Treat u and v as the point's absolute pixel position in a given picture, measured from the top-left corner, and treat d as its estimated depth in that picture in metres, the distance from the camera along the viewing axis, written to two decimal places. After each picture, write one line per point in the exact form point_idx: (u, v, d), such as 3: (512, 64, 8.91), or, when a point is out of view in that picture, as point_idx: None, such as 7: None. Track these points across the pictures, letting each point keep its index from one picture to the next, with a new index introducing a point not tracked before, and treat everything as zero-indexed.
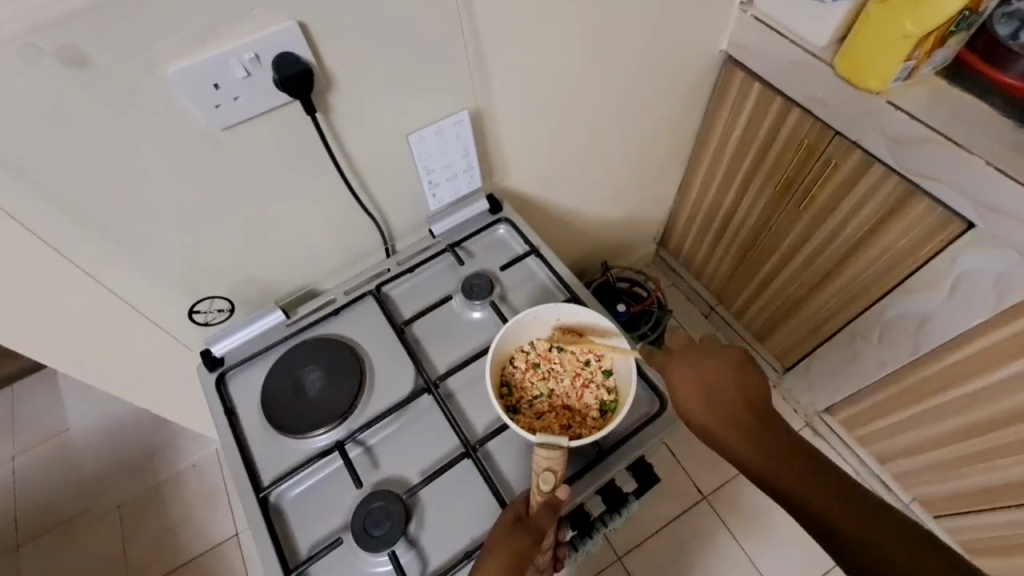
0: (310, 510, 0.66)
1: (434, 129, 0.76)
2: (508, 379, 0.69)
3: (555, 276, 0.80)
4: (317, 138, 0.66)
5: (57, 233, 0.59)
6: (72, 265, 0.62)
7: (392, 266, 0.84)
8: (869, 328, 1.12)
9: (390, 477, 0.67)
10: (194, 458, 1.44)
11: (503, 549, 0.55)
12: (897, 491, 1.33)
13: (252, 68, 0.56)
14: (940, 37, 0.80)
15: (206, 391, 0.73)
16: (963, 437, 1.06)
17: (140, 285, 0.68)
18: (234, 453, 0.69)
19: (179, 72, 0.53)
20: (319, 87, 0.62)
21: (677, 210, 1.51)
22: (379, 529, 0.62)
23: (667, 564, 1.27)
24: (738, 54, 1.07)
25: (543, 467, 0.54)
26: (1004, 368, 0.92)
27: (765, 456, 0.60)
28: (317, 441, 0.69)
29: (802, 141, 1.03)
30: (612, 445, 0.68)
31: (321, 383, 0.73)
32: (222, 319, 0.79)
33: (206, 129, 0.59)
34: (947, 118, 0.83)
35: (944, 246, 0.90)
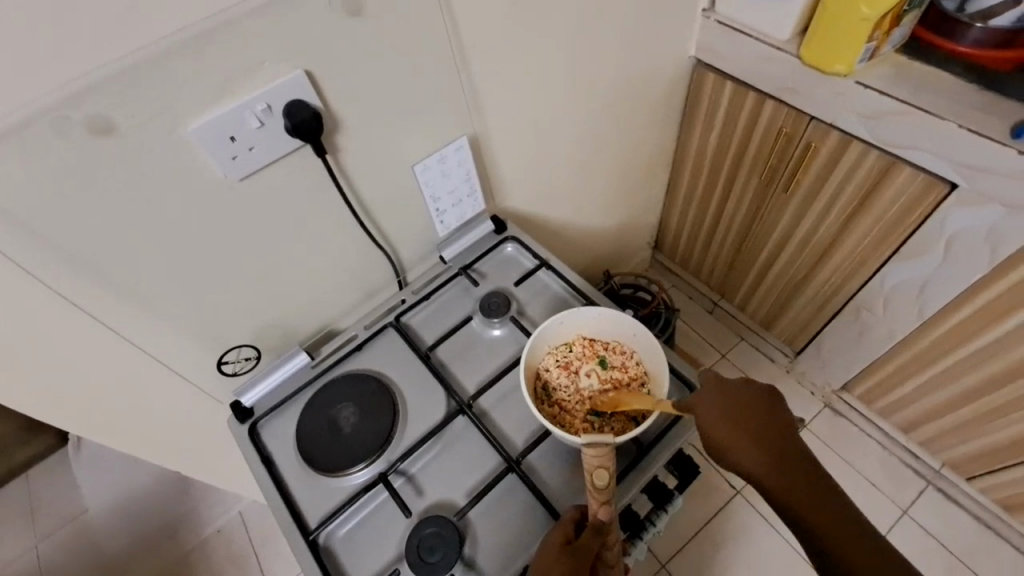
0: (360, 547, 0.65)
1: (436, 158, 0.78)
2: (540, 383, 0.69)
3: (568, 284, 0.82)
4: (329, 178, 0.69)
5: (90, 299, 0.60)
6: (103, 327, 0.63)
7: (408, 296, 0.86)
8: (873, 299, 1.15)
9: (438, 502, 0.67)
10: (218, 523, 1.41)
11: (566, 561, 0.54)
12: (927, 459, 1.34)
13: (265, 117, 0.58)
14: (895, 17, 0.85)
15: (241, 444, 0.73)
16: (983, 393, 1.07)
17: (169, 342, 0.69)
18: (278, 498, 0.68)
19: (196, 129, 0.55)
20: (327, 130, 0.65)
21: (667, 212, 1.55)
22: (434, 555, 0.61)
23: (711, 565, 1.25)
24: (707, 58, 1.13)
25: (595, 465, 0.54)
26: (1011, 319, 0.94)
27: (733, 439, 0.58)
28: (357, 477, 0.69)
29: (780, 129, 1.08)
30: (651, 439, 0.68)
31: (356, 419, 0.73)
32: (249, 368, 0.79)
33: (224, 181, 0.61)
34: (914, 88, 0.88)
35: (932, 209, 0.94)
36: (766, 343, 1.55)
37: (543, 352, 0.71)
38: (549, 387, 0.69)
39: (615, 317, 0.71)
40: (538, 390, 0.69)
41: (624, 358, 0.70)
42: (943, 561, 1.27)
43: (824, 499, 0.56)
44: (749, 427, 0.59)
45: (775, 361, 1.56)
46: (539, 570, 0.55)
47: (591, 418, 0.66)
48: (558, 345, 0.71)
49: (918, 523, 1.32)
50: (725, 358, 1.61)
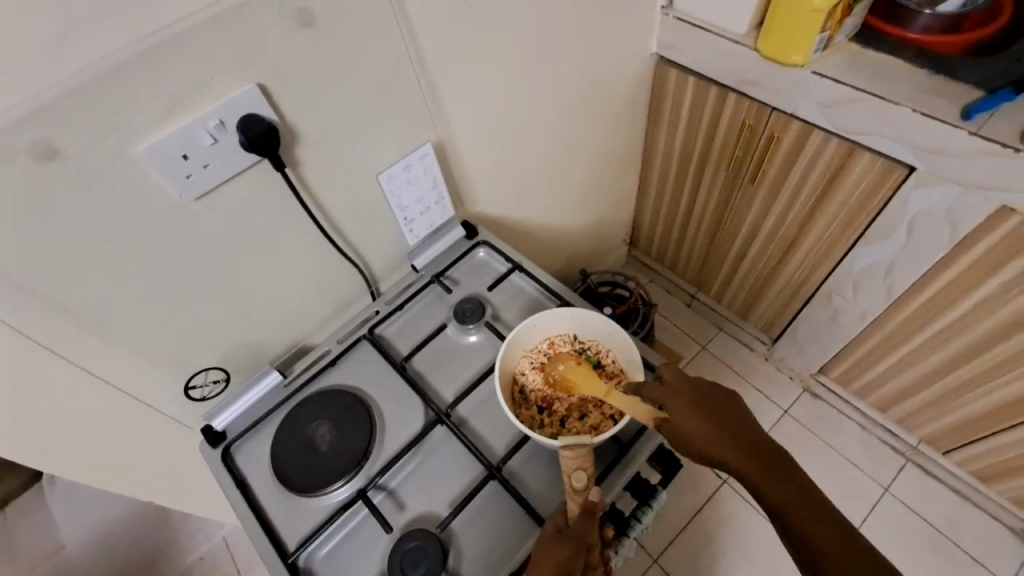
0: (342, 567, 0.64)
1: (401, 166, 0.77)
2: (518, 387, 0.69)
3: (541, 286, 0.82)
4: (291, 192, 0.67)
5: (46, 331, 0.57)
6: (63, 359, 0.60)
7: (381, 307, 0.84)
8: (843, 283, 1.17)
9: (419, 515, 0.66)
10: (202, 550, 1.38)
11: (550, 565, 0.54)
12: (903, 436, 1.37)
13: (218, 133, 0.57)
14: (845, 7, 0.87)
15: (215, 470, 0.71)
16: (954, 368, 1.10)
17: (133, 370, 0.66)
18: (254, 523, 0.66)
19: (146, 149, 0.53)
20: (285, 144, 0.63)
21: (640, 208, 1.56)
22: (417, 570, 0.60)
23: (703, 556, 1.26)
24: (668, 54, 1.14)
25: (572, 467, 0.55)
26: (975, 294, 0.97)
27: (701, 427, 0.59)
28: (336, 495, 0.68)
29: (744, 121, 1.10)
30: (631, 437, 0.68)
31: (332, 435, 0.71)
32: (218, 390, 0.76)
33: (181, 201, 0.59)
34: (869, 76, 0.90)
35: (894, 192, 0.96)
36: (744, 332, 1.57)
37: (519, 356, 0.70)
38: (528, 390, 0.68)
39: (590, 315, 0.70)
40: (517, 393, 0.68)
41: (602, 355, 0.70)
42: (925, 534, 1.30)
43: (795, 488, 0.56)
44: (715, 415, 0.60)
45: (754, 350, 1.58)
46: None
47: (571, 417, 0.66)
48: (536, 346, 0.71)
49: (899, 499, 1.35)
50: (704, 349, 1.62)
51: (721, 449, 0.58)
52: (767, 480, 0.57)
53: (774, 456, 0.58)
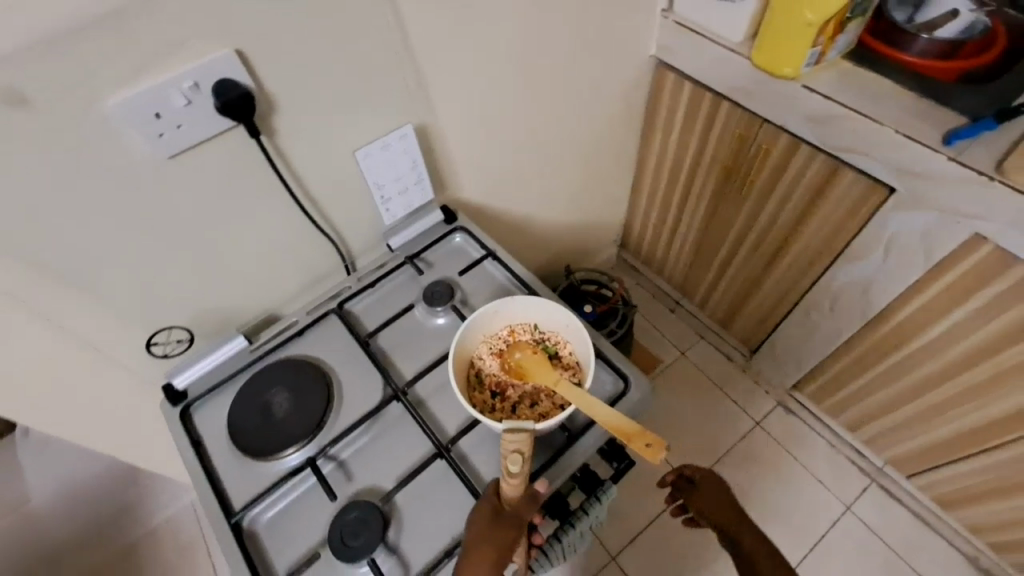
0: (286, 531, 0.65)
1: (379, 144, 0.78)
2: (473, 371, 0.70)
3: (512, 275, 0.83)
4: (266, 160, 0.68)
5: (10, 276, 0.58)
6: (26, 305, 0.62)
7: (353, 283, 0.85)
8: (821, 300, 1.18)
9: (366, 487, 0.67)
10: (169, 511, 1.43)
11: (492, 542, 0.56)
12: (870, 457, 1.38)
13: (193, 95, 0.58)
14: (839, 23, 0.87)
15: (172, 427, 0.72)
16: (922, 392, 1.11)
17: (97, 322, 0.68)
18: (204, 482, 0.67)
19: (118, 104, 0.54)
20: (262, 112, 0.64)
21: (632, 210, 1.57)
22: (357, 539, 0.61)
23: (660, 558, 1.28)
24: (666, 57, 1.14)
25: (511, 449, 0.54)
26: (946, 320, 0.98)
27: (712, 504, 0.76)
28: (287, 461, 0.69)
29: (735, 130, 1.10)
30: (580, 428, 0.69)
31: (289, 403, 0.72)
32: (182, 350, 0.77)
33: (152, 159, 0.59)
34: (857, 94, 0.90)
35: (874, 212, 0.96)
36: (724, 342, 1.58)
37: (478, 341, 0.71)
38: (484, 374, 0.69)
39: (551, 305, 0.71)
40: (473, 377, 0.69)
41: (560, 346, 0.71)
42: (882, 555, 1.32)
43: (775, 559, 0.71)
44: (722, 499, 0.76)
45: (732, 360, 1.59)
46: (471, 549, 0.56)
47: (522, 403, 0.67)
48: (496, 333, 0.72)
49: (861, 518, 1.37)
50: (684, 355, 1.63)
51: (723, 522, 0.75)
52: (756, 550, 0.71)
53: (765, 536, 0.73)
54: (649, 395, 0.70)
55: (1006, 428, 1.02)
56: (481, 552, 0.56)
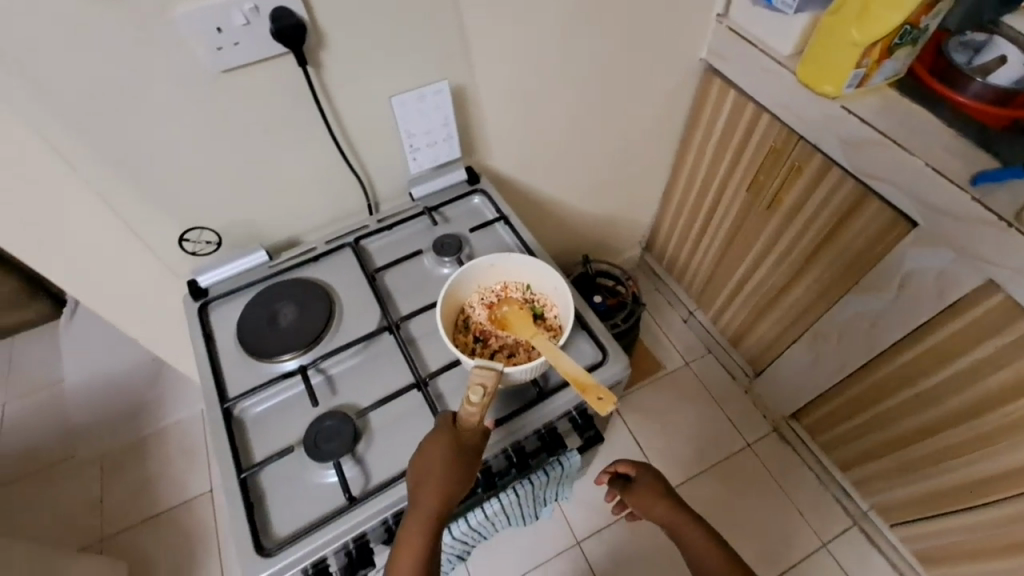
0: (269, 425, 0.71)
1: (415, 95, 0.82)
2: (462, 317, 0.74)
3: (519, 240, 0.87)
4: (309, 91, 0.74)
5: (74, 153, 0.67)
6: (84, 181, 0.70)
7: (373, 223, 0.91)
8: (829, 328, 1.17)
9: (346, 402, 0.73)
10: (179, 416, 1.51)
11: (449, 471, 0.61)
12: (857, 499, 1.35)
13: (252, 17, 0.64)
14: (886, 47, 0.86)
15: (190, 318, 0.80)
16: (916, 439, 1.09)
17: (141, 210, 0.76)
18: (207, 370, 0.75)
19: (186, 14, 0.61)
20: (312, 44, 0.70)
21: (661, 214, 1.57)
22: (328, 443, 0.67)
23: (623, 551, 1.30)
24: (715, 62, 1.14)
25: (476, 381, 0.58)
26: (950, 366, 0.96)
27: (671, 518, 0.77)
28: (282, 366, 0.75)
29: (771, 144, 1.10)
30: (552, 387, 0.73)
31: (294, 316, 0.79)
32: (210, 251, 0.85)
33: (209, 70, 0.66)
34: (895, 122, 0.89)
35: (894, 244, 0.95)
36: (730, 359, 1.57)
37: (472, 290, 0.76)
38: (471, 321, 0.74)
39: (545, 268, 0.75)
40: (461, 321, 0.74)
41: (547, 308, 0.75)
42: None
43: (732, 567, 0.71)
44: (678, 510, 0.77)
45: (736, 379, 1.59)
46: (428, 477, 0.61)
47: (501, 351, 0.71)
48: (490, 287, 0.77)
49: (835, 557, 1.35)
50: (688, 366, 1.64)
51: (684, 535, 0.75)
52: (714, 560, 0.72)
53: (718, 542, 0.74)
54: (624, 369, 0.72)
55: (995, 488, 1.00)
56: (439, 477, 0.60)
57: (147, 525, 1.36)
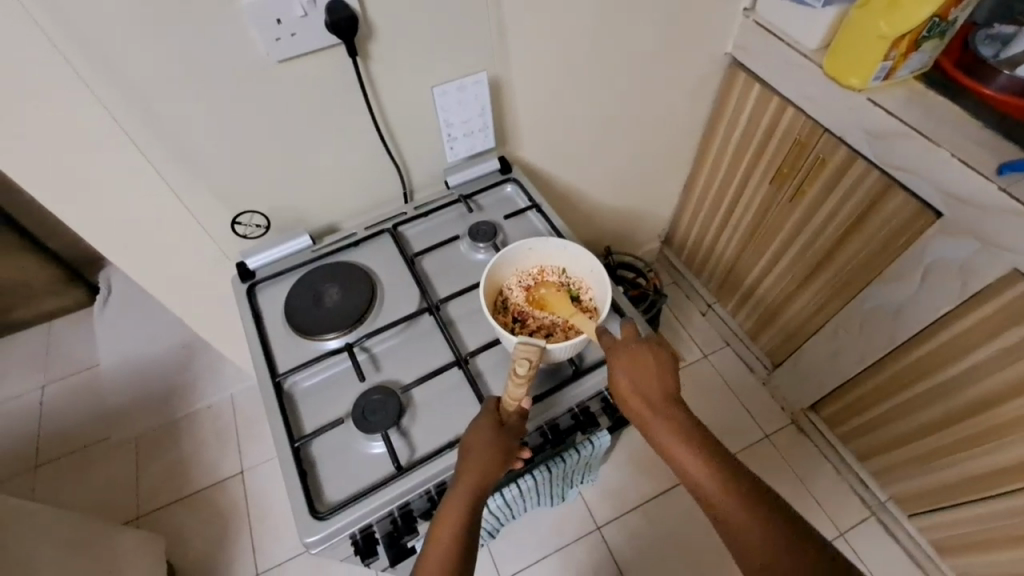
0: (317, 399, 0.75)
1: (455, 85, 0.86)
2: (501, 297, 0.78)
3: (552, 228, 0.90)
4: (357, 81, 0.78)
5: (141, 138, 0.71)
6: (149, 165, 0.74)
7: (409, 211, 0.95)
8: (851, 320, 1.18)
9: (390, 379, 0.76)
10: (210, 400, 1.56)
11: (494, 446, 0.64)
12: (875, 490, 1.37)
13: (309, 9, 0.67)
14: (914, 40, 0.88)
15: (239, 298, 0.84)
16: (935, 429, 1.11)
17: (197, 193, 0.80)
18: (258, 347, 0.79)
19: (251, 5, 0.65)
20: (361, 36, 0.74)
21: (682, 207, 1.59)
22: (375, 415, 0.70)
23: (643, 538, 1.33)
24: (740, 56, 1.16)
25: (521, 354, 0.61)
26: (973, 355, 0.97)
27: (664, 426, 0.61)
28: (327, 344, 0.79)
29: (795, 137, 1.12)
30: (588, 367, 0.76)
31: (338, 297, 0.83)
32: (258, 235, 0.89)
33: (267, 59, 0.70)
34: (922, 114, 0.91)
35: (918, 235, 0.97)
36: (749, 352, 1.59)
37: (510, 272, 0.79)
38: (511, 301, 0.77)
39: (581, 251, 0.78)
40: (501, 301, 0.77)
41: (582, 289, 0.78)
42: None
43: (739, 490, 0.56)
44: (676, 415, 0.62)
45: (754, 372, 1.61)
46: (474, 451, 0.63)
47: (539, 328, 0.74)
48: (528, 269, 0.80)
49: (852, 547, 1.36)
50: (706, 358, 1.66)
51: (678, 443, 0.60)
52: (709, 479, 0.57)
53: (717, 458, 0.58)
54: None
55: (1015, 477, 1.01)
56: (485, 455, 0.63)
57: (181, 504, 1.42)
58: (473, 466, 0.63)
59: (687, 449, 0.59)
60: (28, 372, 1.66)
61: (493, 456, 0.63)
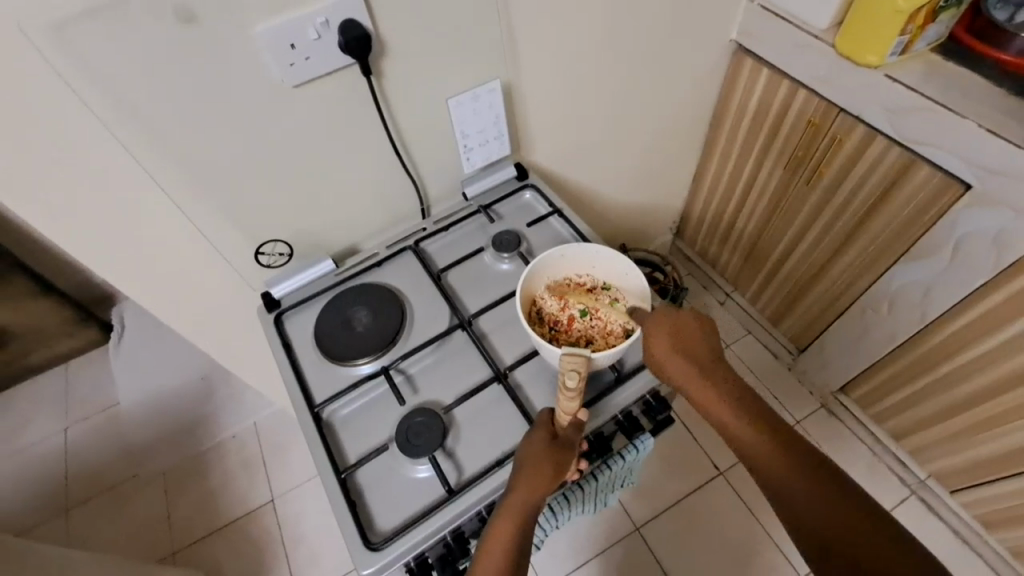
0: (357, 426, 0.74)
1: (469, 95, 0.85)
2: (535, 308, 0.76)
3: (576, 231, 0.88)
4: (371, 100, 0.76)
5: (162, 174, 0.70)
6: (169, 201, 0.73)
7: (429, 226, 0.93)
8: (879, 299, 1.16)
9: (429, 400, 0.75)
10: (234, 430, 1.55)
11: (548, 464, 0.62)
12: (914, 469, 1.35)
13: (323, 31, 0.66)
14: (930, 12, 0.87)
15: (267, 329, 0.83)
16: (974, 404, 1.09)
17: (218, 226, 0.78)
18: (292, 377, 0.77)
19: (264, 31, 0.64)
20: (375, 53, 0.72)
21: (692, 198, 1.58)
22: (419, 438, 0.69)
23: (684, 534, 1.31)
24: (746, 42, 1.15)
25: (567, 368, 0.58)
26: (1010, 328, 0.95)
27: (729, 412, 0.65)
28: (361, 369, 0.78)
29: (809, 119, 1.10)
30: (630, 371, 0.75)
31: (368, 320, 0.81)
32: (281, 264, 0.88)
33: (282, 85, 0.69)
34: (942, 87, 0.90)
35: (947, 208, 0.95)
36: (772, 339, 1.58)
37: (542, 282, 0.77)
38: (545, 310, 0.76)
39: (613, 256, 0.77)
40: (535, 311, 0.75)
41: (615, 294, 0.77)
42: None
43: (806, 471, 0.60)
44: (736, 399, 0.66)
45: (779, 358, 1.59)
46: (528, 468, 0.62)
47: (577, 337, 0.73)
48: (559, 276, 0.79)
49: None
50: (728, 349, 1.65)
51: (740, 427, 0.64)
52: (771, 462, 0.61)
53: (778, 436, 0.63)
54: None
55: None
56: (540, 473, 0.62)
57: (215, 537, 1.40)
58: (526, 486, 0.61)
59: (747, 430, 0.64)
60: (49, 416, 1.65)
61: (546, 473, 0.62)
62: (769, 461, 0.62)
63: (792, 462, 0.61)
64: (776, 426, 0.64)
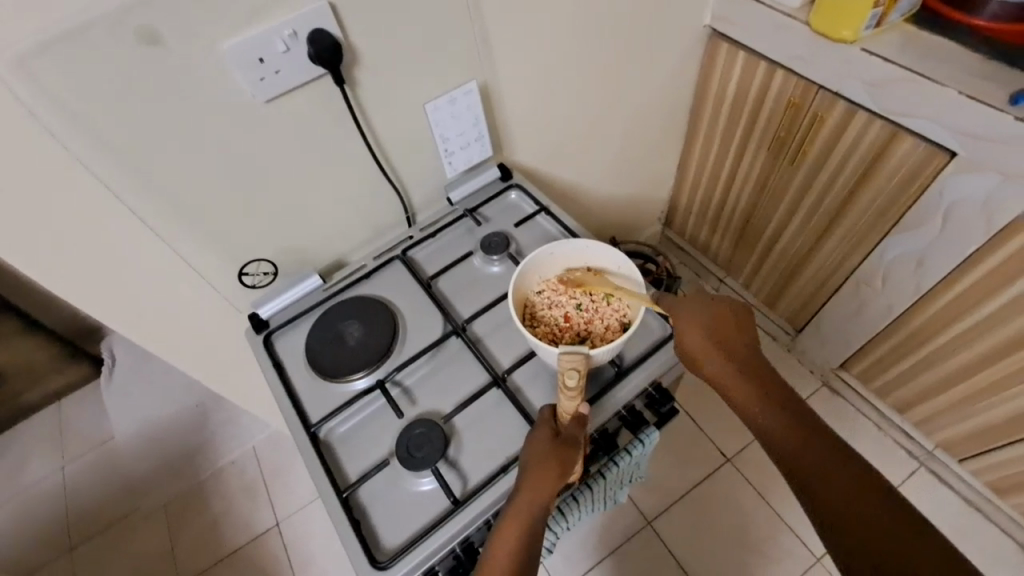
0: (356, 443, 0.72)
1: (446, 99, 0.83)
2: (528, 308, 0.75)
3: (564, 228, 0.87)
4: (347, 110, 0.75)
5: (136, 201, 0.68)
6: (147, 228, 0.71)
7: (415, 233, 0.92)
8: (872, 273, 1.16)
9: (428, 410, 0.73)
10: (233, 455, 1.52)
11: (551, 464, 0.61)
12: (919, 440, 1.35)
13: (291, 43, 0.65)
14: None
15: (257, 351, 0.81)
16: (975, 371, 1.09)
17: (199, 250, 0.76)
18: (285, 398, 0.75)
19: (230, 47, 0.62)
20: (346, 62, 0.71)
21: (678, 187, 1.57)
22: (421, 451, 0.67)
23: (696, 524, 1.30)
24: (721, 26, 1.14)
25: (568, 367, 0.57)
26: (1005, 293, 0.95)
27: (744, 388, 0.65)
28: (356, 384, 0.76)
29: (789, 99, 1.10)
30: (630, 364, 0.74)
31: (360, 333, 0.80)
32: (267, 283, 0.86)
33: (253, 101, 0.67)
34: (919, 57, 0.89)
35: (933, 177, 0.95)
36: (768, 321, 1.58)
37: (533, 282, 0.76)
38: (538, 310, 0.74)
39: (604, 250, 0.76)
40: (528, 311, 0.74)
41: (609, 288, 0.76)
42: None
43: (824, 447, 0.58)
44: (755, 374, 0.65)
45: (777, 339, 1.59)
46: (531, 468, 0.61)
47: (572, 334, 0.72)
48: (549, 274, 0.77)
49: None
50: None
51: (756, 402, 0.63)
52: (785, 436, 0.60)
53: (794, 412, 0.62)
54: None
55: None
56: (545, 474, 0.60)
57: (222, 566, 1.38)
58: (531, 487, 0.60)
59: (761, 403, 0.63)
60: (42, 456, 1.61)
61: (551, 473, 0.60)
62: (785, 434, 0.60)
63: (807, 438, 0.59)
64: (792, 406, 0.63)
